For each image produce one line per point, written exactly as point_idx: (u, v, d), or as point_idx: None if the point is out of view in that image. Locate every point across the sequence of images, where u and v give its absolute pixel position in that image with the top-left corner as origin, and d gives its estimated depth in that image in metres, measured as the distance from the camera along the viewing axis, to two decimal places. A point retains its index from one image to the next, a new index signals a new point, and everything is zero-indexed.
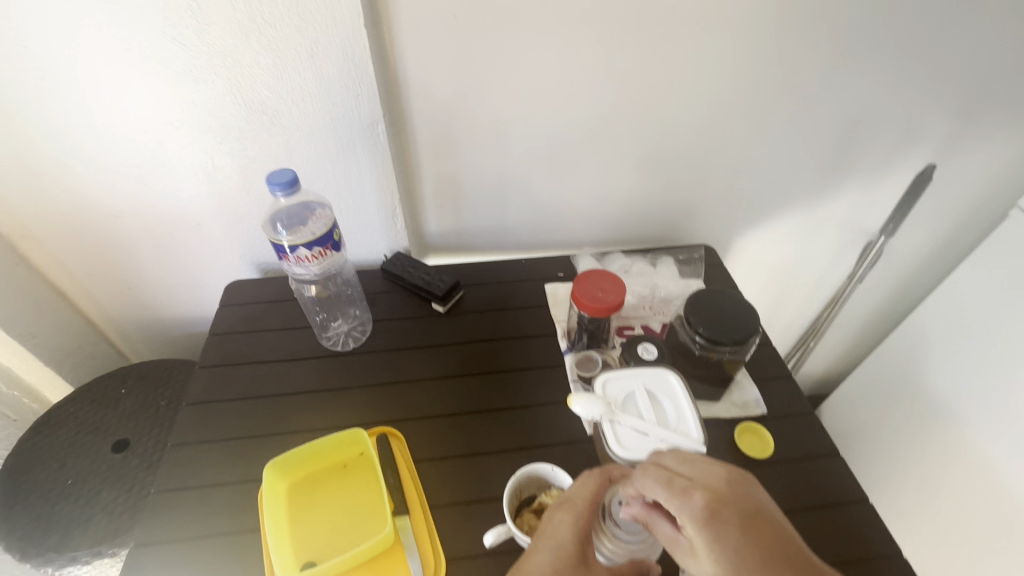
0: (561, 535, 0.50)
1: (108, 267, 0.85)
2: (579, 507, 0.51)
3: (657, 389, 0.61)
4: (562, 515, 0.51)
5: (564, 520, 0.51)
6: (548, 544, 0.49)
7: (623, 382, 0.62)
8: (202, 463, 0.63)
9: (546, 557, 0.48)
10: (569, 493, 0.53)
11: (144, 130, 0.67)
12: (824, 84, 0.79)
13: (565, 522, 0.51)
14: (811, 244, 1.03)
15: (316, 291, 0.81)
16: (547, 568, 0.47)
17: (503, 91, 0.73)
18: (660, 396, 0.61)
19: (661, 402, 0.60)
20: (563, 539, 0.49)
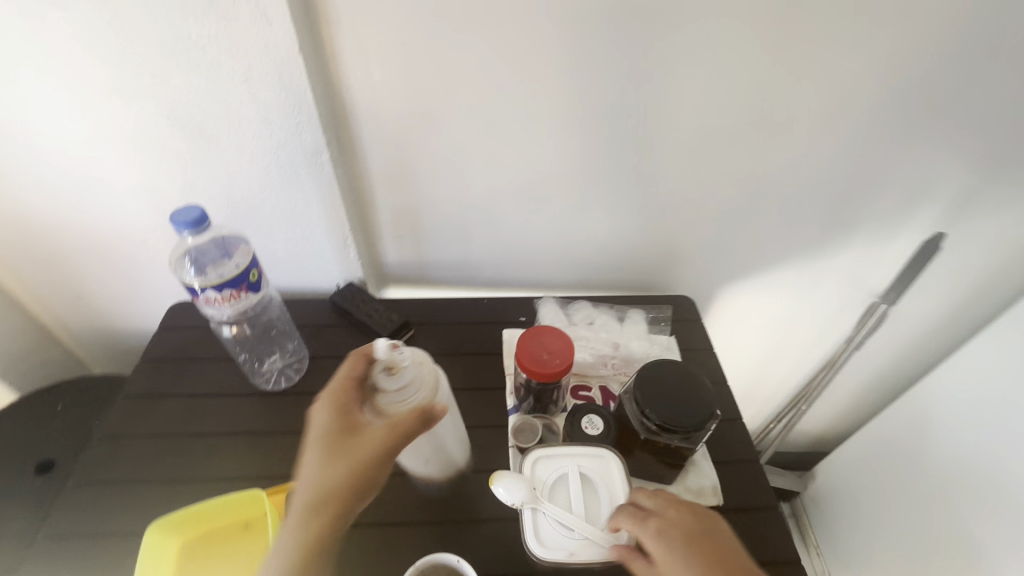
0: (318, 425, 0.50)
1: (57, 276, 0.82)
2: (337, 396, 0.51)
3: (592, 475, 0.54)
4: (321, 409, 0.51)
5: (321, 412, 0.50)
6: (315, 444, 0.49)
7: (557, 462, 0.55)
8: (101, 507, 0.59)
9: (310, 454, 0.49)
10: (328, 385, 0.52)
11: (79, 146, 0.64)
12: (822, 135, 0.71)
13: (323, 417, 0.50)
14: (808, 300, 0.94)
15: (235, 331, 0.75)
16: (312, 462, 0.48)
17: (463, 124, 0.68)
18: (594, 482, 0.54)
19: (594, 490, 0.54)
20: (323, 432, 0.49)
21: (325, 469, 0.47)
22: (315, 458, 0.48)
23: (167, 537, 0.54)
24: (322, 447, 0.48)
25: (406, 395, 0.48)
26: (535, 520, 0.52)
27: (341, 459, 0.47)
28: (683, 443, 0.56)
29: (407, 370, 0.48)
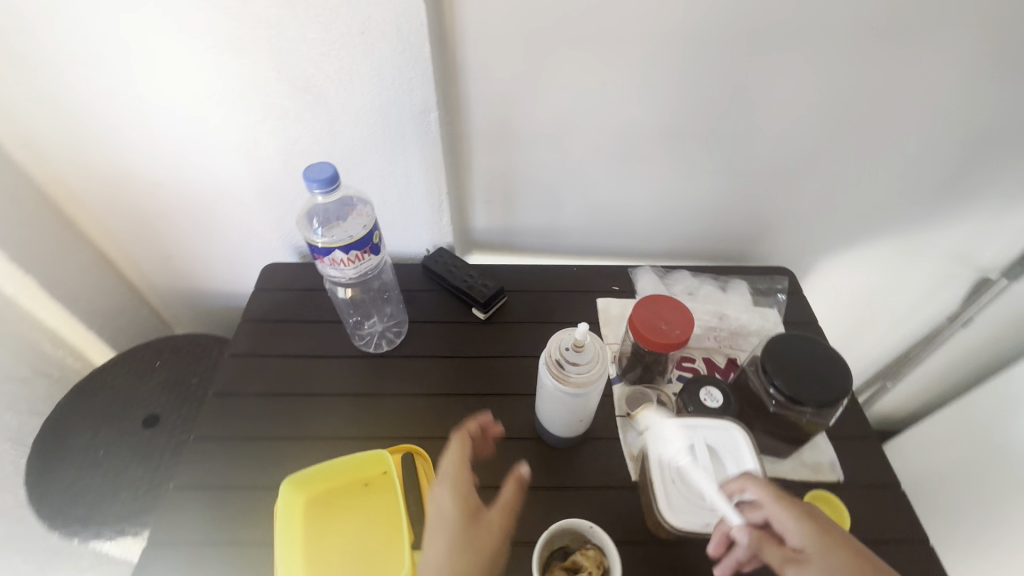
0: (443, 506, 0.47)
1: (149, 235, 0.83)
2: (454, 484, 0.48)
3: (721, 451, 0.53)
4: (440, 489, 0.48)
5: (442, 492, 0.48)
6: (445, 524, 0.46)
7: (679, 433, 0.55)
8: (222, 461, 0.60)
9: (439, 538, 0.45)
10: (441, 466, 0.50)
11: (184, 101, 0.63)
12: (960, 95, 0.66)
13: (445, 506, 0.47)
14: (906, 274, 0.90)
15: (350, 294, 0.76)
16: (443, 547, 0.44)
17: (573, 81, 0.64)
18: (722, 455, 0.53)
19: (723, 462, 0.53)
20: (449, 518, 0.46)
21: (459, 563, 0.44)
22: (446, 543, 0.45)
23: (296, 495, 0.55)
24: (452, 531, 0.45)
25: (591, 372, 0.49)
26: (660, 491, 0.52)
27: (472, 549, 0.45)
28: (815, 417, 0.54)
29: (595, 347, 0.49)
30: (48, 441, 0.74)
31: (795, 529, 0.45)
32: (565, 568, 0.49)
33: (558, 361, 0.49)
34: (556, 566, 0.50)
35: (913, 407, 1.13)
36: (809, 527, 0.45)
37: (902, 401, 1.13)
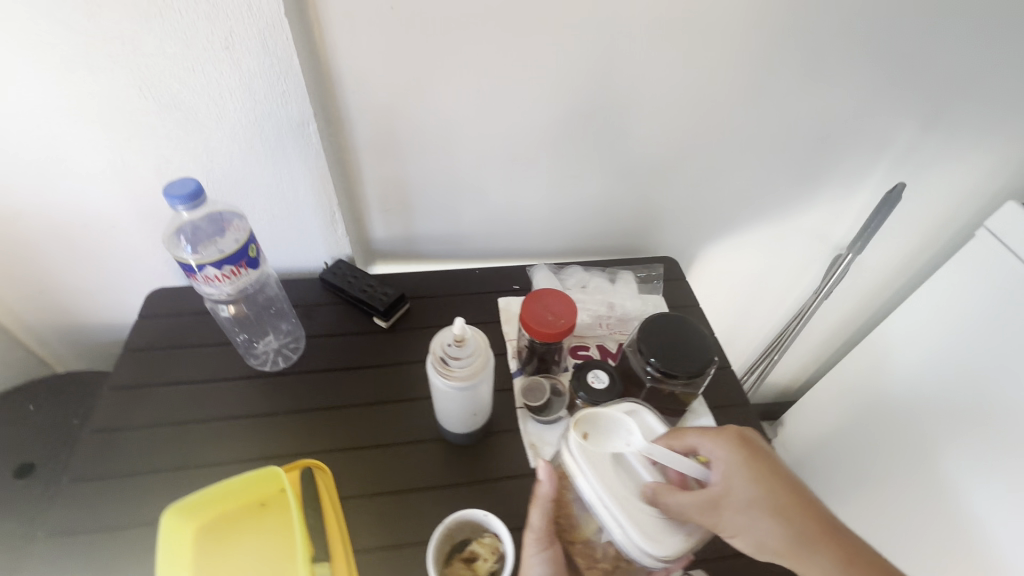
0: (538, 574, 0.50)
1: (14, 269, 0.76)
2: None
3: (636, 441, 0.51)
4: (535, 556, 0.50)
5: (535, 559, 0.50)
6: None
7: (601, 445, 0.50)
8: (101, 500, 0.56)
9: None
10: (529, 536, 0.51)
11: (36, 123, 0.59)
12: (794, 94, 0.75)
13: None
14: (778, 257, 1.00)
15: (234, 310, 0.73)
16: None
17: (452, 90, 0.67)
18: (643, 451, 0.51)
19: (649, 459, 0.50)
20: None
21: None
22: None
23: (180, 523, 0.53)
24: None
25: (474, 363, 0.51)
26: (632, 518, 0.46)
27: None
28: (687, 388, 0.60)
29: (476, 340, 0.51)
30: None
31: (747, 474, 0.48)
32: (464, 560, 0.52)
33: (439, 356, 0.51)
34: (455, 560, 0.52)
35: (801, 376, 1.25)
36: (756, 472, 0.48)
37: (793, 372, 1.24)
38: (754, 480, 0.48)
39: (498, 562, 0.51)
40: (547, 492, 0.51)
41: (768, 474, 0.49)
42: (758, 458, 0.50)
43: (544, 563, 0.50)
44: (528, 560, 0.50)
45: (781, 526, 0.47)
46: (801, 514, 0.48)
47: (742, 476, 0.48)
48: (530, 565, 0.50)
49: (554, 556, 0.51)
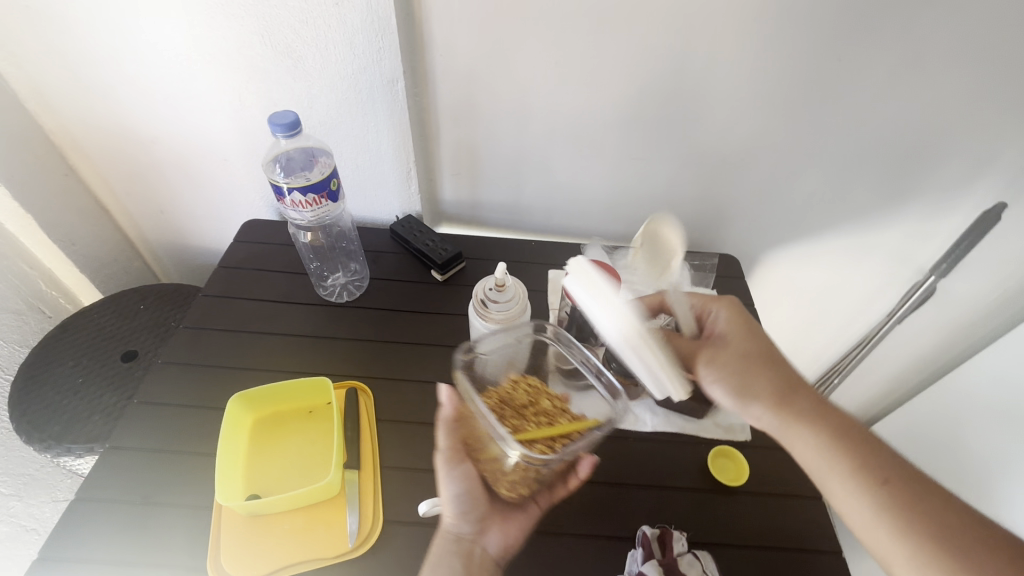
0: (461, 487, 0.55)
1: (145, 189, 0.90)
2: (477, 541, 0.53)
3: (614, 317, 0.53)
4: (454, 470, 0.55)
5: (456, 474, 0.55)
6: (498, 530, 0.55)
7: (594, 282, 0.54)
8: (184, 384, 0.66)
9: (453, 510, 0.54)
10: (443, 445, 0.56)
11: (178, 60, 0.70)
12: (886, 95, 0.71)
13: (498, 540, 0.54)
14: (852, 274, 0.94)
15: (311, 238, 0.83)
16: (461, 517, 0.54)
17: (530, 62, 0.70)
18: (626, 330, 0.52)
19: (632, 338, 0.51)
20: (469, 494, 0.55)
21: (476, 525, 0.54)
22: (516, 519, 0.56)
23: (241, 410, 0.61)
24: (503, 525, 0.55)
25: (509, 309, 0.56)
26: (659, 370, 0.52)
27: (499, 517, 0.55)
28: None
29: (515, 288, 0.58)
30: (34, 366, 0.81)
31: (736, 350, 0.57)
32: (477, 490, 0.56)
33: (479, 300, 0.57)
34: None
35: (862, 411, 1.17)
36: (750, 342, 0.57)
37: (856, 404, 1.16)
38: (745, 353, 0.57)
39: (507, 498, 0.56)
40: (448, 413, 0.57)
41: (760, 350, 0.57)
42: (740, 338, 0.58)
43: (455, 480, 0.55)
44: (442, 480, 0.55)
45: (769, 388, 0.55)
46: (790, 388, 0.55)
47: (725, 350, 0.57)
48: (445, 484, 0.55)
49: (466, 471, 0.56)
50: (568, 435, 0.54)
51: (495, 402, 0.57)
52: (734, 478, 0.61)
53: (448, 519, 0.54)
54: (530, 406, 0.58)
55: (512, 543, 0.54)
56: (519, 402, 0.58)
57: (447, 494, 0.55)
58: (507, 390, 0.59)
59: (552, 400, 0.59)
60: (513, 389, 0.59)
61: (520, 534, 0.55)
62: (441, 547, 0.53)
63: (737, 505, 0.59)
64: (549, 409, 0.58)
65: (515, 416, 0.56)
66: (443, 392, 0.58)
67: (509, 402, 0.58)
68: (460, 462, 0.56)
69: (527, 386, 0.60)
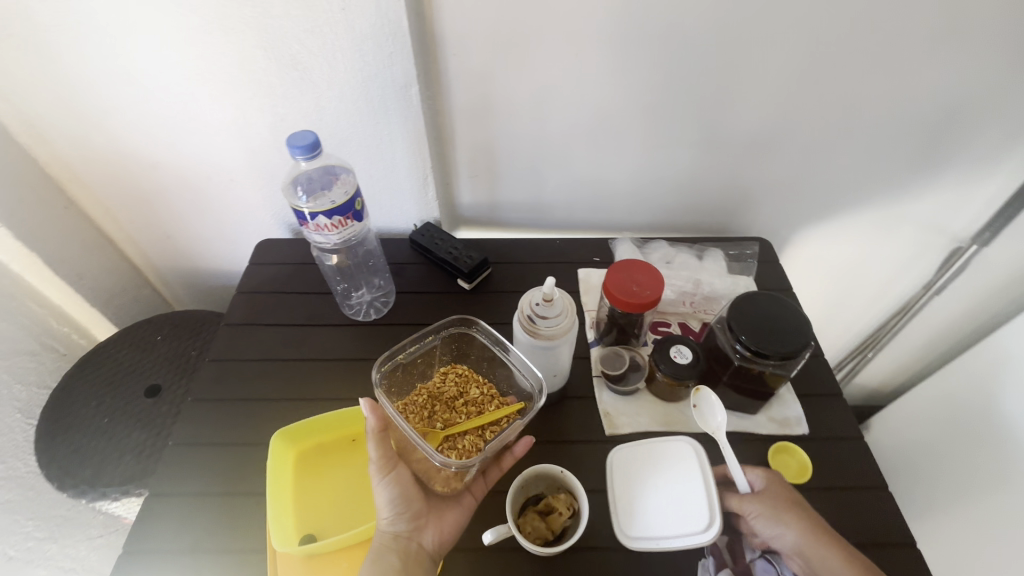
0: (396, 492, 0.49)
1: (149, 216, 0.86)
2: (413, 539, 0.49)
3: (626, 516, 0.55)
4: (387, 477, 0.49)
5: (389, 480, 0.49)
6: (436, 525, 0.51)
7: (636, 456, 0.58)
8: (218, 420, 0.64)
9: (389, 513, 0.49)
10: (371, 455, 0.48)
11: (176, 82, 0.66)
12: (924, 63, 0.67)
13: (436, 536, 0.50)
14: (883, 247, 0.92)
15: (337, 260, 0.79)
16: (398, 518, 0.49)
17: (548, 54, 0.66)
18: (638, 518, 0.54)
19: (647, 517, 0.54)
20: (405, 495, 0.49)
21: (414, 525, 0.50)
22: (451, 511, 0.52)
23: (285, 446, 0.59)
24: (441, 520, 0.51)
25: (560, 321, 0.52)
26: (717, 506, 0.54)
27: (437, 511, 0.51)
28: (778, 369, 0.57)
29: (564, 302, 0.53)
30: (56, 409, 0.78)
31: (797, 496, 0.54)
32: (539, 512, 0.54)
33: (527, 313, 0.53)
34: (531, 511, 0.54)
35: (893, 381, 1.15)
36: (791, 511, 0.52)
37: (888, 375, 1.15)
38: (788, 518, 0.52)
39: (571, 518, 0.53)
40: (376, 426, 0.48)
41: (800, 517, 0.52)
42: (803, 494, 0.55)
43: (389, 486, 0.49)
44: (375, 487, 0.49)
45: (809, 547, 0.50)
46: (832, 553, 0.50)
47: (787, 495, 0.53)
48: (377, 490, 0.49)
49: (400, 477, 0.49)
50: (496, 423, 0.57)
51: (424, 397, 0.59)
52: (799, 474, 0.59)
53: (383, 521, 0.49)
54: (460, 397, 0.60)
55: (451, 536, 0.51)
56: (449, 395, 0.60)
57: (381, 500, 0.49)
58: (436, 383, 0.61)
59: (480, 386, 0.60)
60: (442, 382, 0.61)
61: (457, 524, 0.52)
62: (376, 552, 0.48)
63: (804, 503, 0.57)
64: (477, 397, 0.59)
65: (445, 410, 0.58)
66: (365, 406, 0.48)
67: (439, 396, 0.60)
68: (393, 468, 0.49)
69: (456, 373, 0.61)
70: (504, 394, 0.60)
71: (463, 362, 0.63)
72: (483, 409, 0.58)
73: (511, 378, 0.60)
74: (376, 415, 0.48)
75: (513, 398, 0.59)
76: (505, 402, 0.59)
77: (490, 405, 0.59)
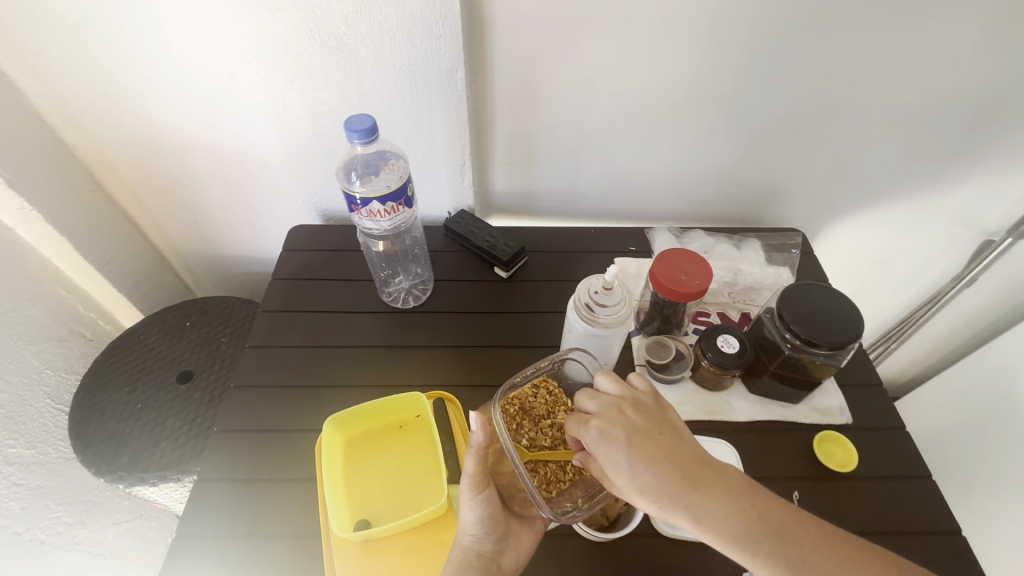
0: (486, 509, 0.49)
1: (178, 201, 0.85)
2: (495, 560, 0.49)
3: None
4: (479, 493, 0.49)
5: (481, 497, 0.49)
6: (514, 547, 0.50)
7: None
8: (263, 406, 0.64)
9: (475, 530, 0.49)
10: (468, 468, 0.49)
11: (216, 62, 0.64)
12: (972, 55, 0.67)
13: (514, 559, 0.50)
14: (912, 239, 0.92)
15: (383, 247, 0.79)
16: (483, 536, 0.49)
17: (596, 40, 0.65)
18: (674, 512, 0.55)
19: None
20: (493, 513, 0.50)
21: (497, 545, 0.49)
22: (527, 531, 0.52)
23: (335, 432, 0.59)
24: (519, 543, 0.51)
25: (620, 310, 0.53)
26: None
27: (516, 531, 0.51)
28: (827, 360, 0.58)
29: (622, 291, 0.54)
30: (88, 395, 0.77)
31: (624, 454, 0.44)
32: None
33: (585, 300, 0.54)
34: None
35: (911, 372, 1.17)
36: (636, 435, 0.44)
37: (907, 366, 1.16)
38: (629, 450, 0.44)
39: (627, 504, 0.54)
40: (481, 442, 0.49)
41: (646, 443, 0.44)
42: (648, 427, 0.45)
43: (479, 506, 0.49)
44: (464, 504, 0.49)
45: (655, 475, 0.42)
46: (685, 477, 0.42)
47: (641, 447, 0.44)
48: (466, 508, 0.49)
49: (489, 495, 0.50)
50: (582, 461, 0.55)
51: (514, 409, 0.57)
52: (845, 462, 0.59)
53: (468, 536, 0.49)
54: (547, 417, 0.58)
55: (527, 560, 0.51)
56: (537, 412, 0.58)
57: (468, 518, 0.49)
58: (527, 395, 0.59)
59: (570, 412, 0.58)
60: (533, 396, 0.59)
61: (532, 545, 0.52)
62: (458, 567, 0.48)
63: (851, 491, 0.58)
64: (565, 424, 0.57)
65: (531, 428, 0.57)
66: (476, 421, 0.48)
67: (528, 411, 0.58)
68: (484, 488, 0.50)
69: (546, 392, 0.59)
70: None
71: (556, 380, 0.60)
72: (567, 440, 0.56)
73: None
74: (484, 432, 0.48)
75: None
76: None
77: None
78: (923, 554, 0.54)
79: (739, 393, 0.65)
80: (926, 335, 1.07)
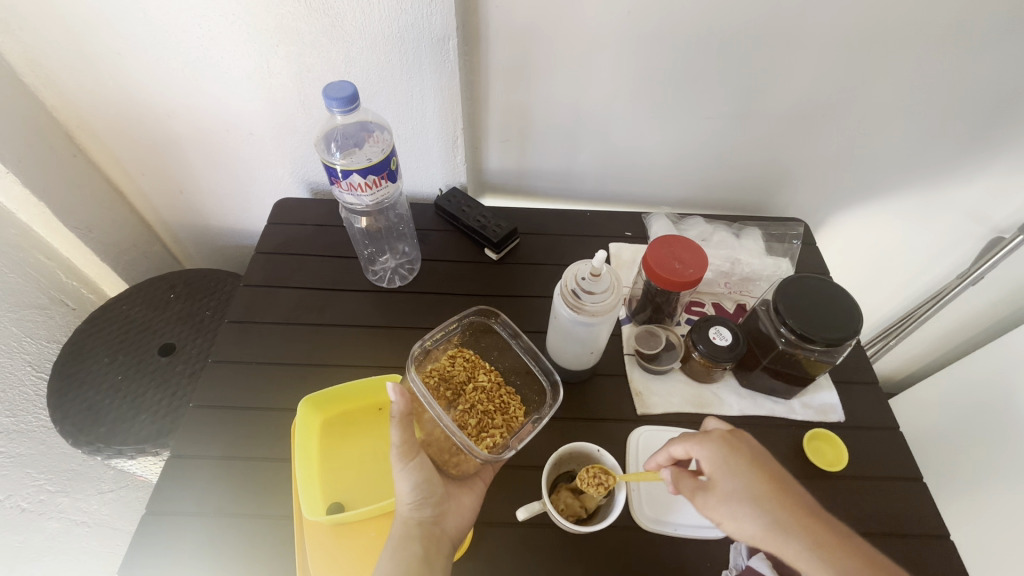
0: (418, 476, 0.48)
1: (161, 168, 0.82)
2: (438, 523, 0.48)
3: (645, 503, 0.54)
4: (410, 461, 0.48)
5: (411, 466, 0.48)
6: (456, 509, 0.50)
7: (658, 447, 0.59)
8: (241, 383, 0.62)
9: (411, 499, 0.48)
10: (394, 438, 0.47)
11: (195, 21, 0.61)
12: (996, 40, 0.63)
13: (457, 520, 0.49)
14: (918, 233, 0.89)
15: (366, 223, 0.77)
16: (419, 503, 0.48)
17: (597, 11, 0.61)
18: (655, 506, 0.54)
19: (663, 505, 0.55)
20: (426, 480, 0.48)
21: (436, 511, 0.48)
22: (468, 493, 0.52)
23: (311, 413, 0.58)
24: (461, 504, 0.50)
25: (606, 298, 0.51)
26: None
27: (456, 494, 0.51)
28: (822, 356, 0.56)
29: (610, 278, 0.52)
30: (67, 365, 0.76)
31: (740, 481, 0.45)
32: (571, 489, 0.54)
33: (572, 286, 0.52)
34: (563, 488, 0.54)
35: (908, 370, 1.15)
36: (753, 465, 0.46)
37: (905, 363, 1.14)
38: (744, 480, 0.45)
39: (606, 497, 0.53)
40: (401, 410, 0.47)
41: (765, 476, 0.45)
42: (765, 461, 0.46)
43: (412, 474, 0.47)
44: (397, 475, 0.48)
45: (770, 509, 0.43)
46: (803, 522, 0.42)
47: (756, 481, 0.45)
48: (399, 479, 0.47)
49: (421, 462, 0.48)
50: (511, 413, 0.56)
51: (433, 380, 0.57)
52: (834, 462, 0.58)
53: (405, 505, 0.48)
54: (468, 383, 0.58)
55: (471, 518, 0.50)
56: (458, 379, 0.58)
57: (403, 488, 0.48)
58: (444, 366, 0.58)
59: (489, 373, 0.59)
60: (450, 365, 0.59)
61: (475, 505, 0.52)
62: (399, 540, 0.46)
63: (839, 490, 0.56)
64: (487, 384, 0.58)
65: (455, 395, 0.57)
66: (392, 391, 0.47)
67: (448, 379, 0.58)
68: (415, 455, 0.48)
69: (463, 359, 0.59)
70: (512, 383, 0.59)
71: (470, 347, 0.61)
72: (492, 400, 0.57)
73: (519, 369, 0.59)
74: (404, 400, 0.47)
75: (521, 385, 0.59)
76: (513, 392, 0.58)
77: (498, 396, 0.58)
78: (910, 558, 0.53)
79: (730, 387, 0.63)
80: (926, 333, 1.05)
